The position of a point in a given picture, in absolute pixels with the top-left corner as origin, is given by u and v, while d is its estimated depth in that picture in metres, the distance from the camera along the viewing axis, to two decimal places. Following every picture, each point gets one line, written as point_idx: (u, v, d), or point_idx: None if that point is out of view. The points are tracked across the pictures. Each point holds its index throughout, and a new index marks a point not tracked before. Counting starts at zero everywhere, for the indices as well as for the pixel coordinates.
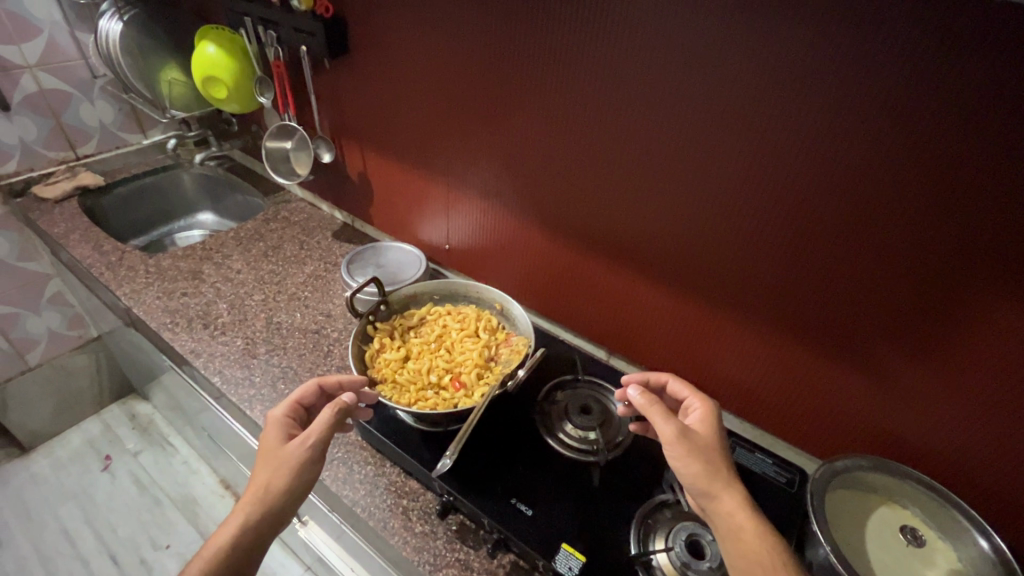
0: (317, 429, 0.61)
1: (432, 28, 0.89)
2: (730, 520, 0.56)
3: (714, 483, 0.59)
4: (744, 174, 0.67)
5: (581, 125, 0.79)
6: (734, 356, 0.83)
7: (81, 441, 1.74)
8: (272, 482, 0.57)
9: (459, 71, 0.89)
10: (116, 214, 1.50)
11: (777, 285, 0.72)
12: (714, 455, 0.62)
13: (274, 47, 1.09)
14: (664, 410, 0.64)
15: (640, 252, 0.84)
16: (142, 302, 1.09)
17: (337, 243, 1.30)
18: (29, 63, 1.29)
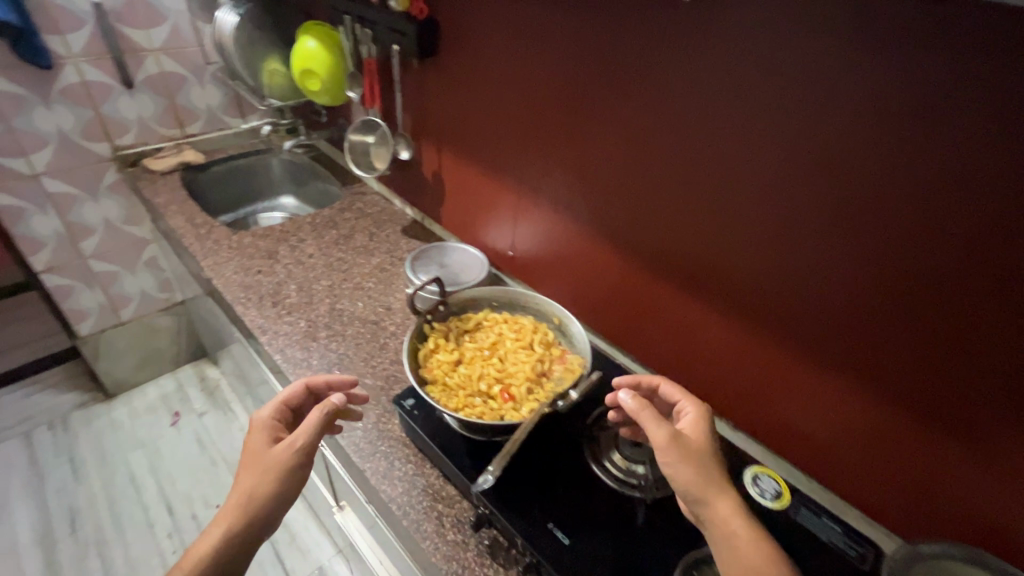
0: (302, 434, 0.70)
1: (521, 35, 0.88)
2: (724, 526, 0.57)
3: (708, 490, 0.58)
4: (814, 206, 0.63)
5: (660, 143, 0.76)
6: (793, 399, 0.77)
7: (155, 395, 1.88)
8: (256, 484, 0.66)
9: (543, 78, 0.88)
10: (209, 190, 1.61)
11: (841, 326, 0.66)
12: (707, 460, 0.62)
13: (368, 45, 1.13)
14: (657, 415, 0.63)
15: (702, 283, 0.80)
16: (222, 275, 1.16)
17: (405, 239, 1.33)
18: (154, 46, 1.42)
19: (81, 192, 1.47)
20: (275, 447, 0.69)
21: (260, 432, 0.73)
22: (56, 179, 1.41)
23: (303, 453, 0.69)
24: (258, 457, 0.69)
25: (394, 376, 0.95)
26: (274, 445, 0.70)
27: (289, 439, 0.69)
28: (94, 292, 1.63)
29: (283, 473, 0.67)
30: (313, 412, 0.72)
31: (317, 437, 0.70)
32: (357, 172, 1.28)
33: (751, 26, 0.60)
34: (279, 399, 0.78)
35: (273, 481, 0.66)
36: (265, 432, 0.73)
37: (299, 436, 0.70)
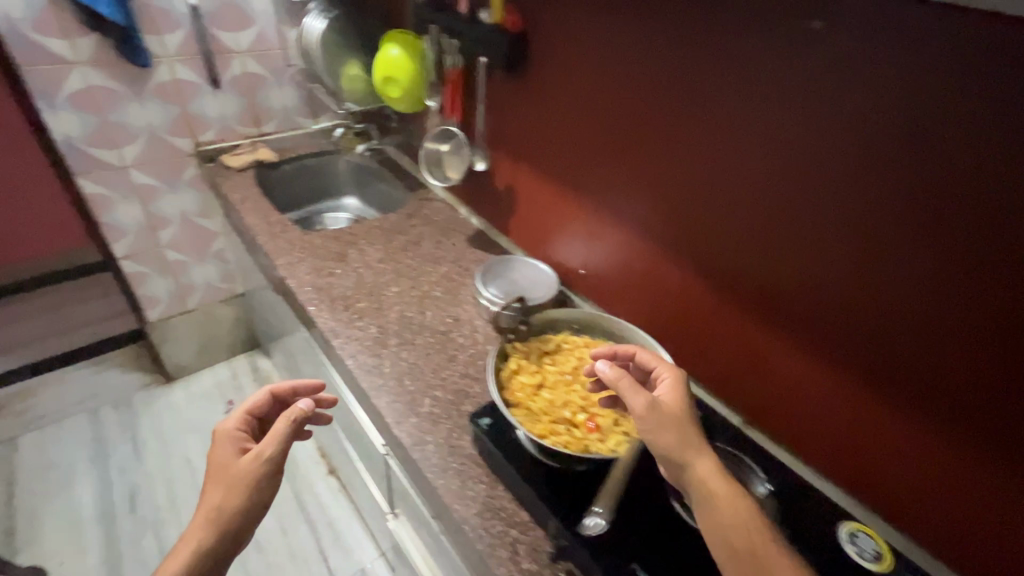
0: (267, 447, 0.83)
1: (619, 53, 0.87)
2: (702, 485, 0.59)
3: (686, 452, 0.60)
4: (861, 214, 0.64)
5: (723, 154, 0.77)
6: (823, 413, 0.76)
7: (212, 382, 1.94)
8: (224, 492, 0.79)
9: (638, 97, 0.86)
10: (280, 188, 1.66)
11: (877, 334, 0.66)
12: (684, 424, 0.63)
13: (454, 56, 1.14)
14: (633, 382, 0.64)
15: (741, 290, 0.81)
16: (295, 275, 1.18)
17: (471, 249, 1.32)
18: (240, 48, 1.47)
19: (163, 184, 1.53)
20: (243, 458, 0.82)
21: (228, 444, 0.86)
22: (142, 172, 1.47)
23: (270, 462, 0.82)
24: (228, 468, 0.82)
25: (464, 391, 0.95)
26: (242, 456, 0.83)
27: (256, 451, 0.82)
28: (164, 280, 1.70)
29: (251, 482, 0.80)
30: (276, 424, 0.84)
31: (280, 446, 0.83)
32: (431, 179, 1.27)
33: (868, 55, 0.59)
34: (244, 411, 0.91)
35: (244, 489, 0.79)
36: (233, 444, 0.86)
37: (264, 447, 0.83)
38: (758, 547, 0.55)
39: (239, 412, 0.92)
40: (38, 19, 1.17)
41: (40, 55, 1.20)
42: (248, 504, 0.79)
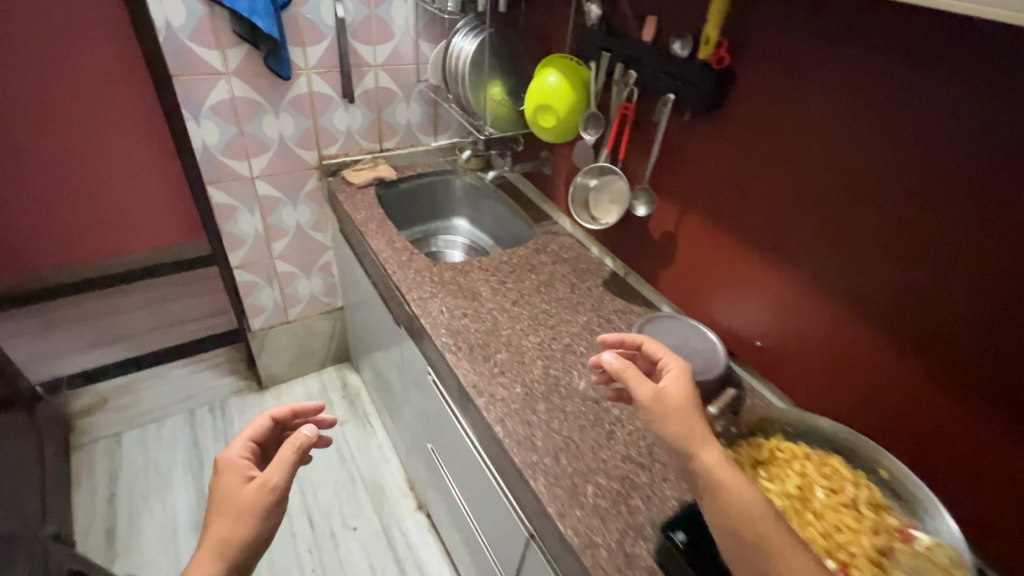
0: (273, 474, 0.79)
1: (860, 101, 0.73)
2: (712, 477, 0.59)
3: (693, 443, 0.61)
4: (926, 214, 0.69)
5: (976, 217, 0.65)
6: (966, 476, 0.72)
7: (302, 394, 1.91)
8: (233, 527, 0.74)
9: (878, 153, 0.73)
10: (396, 206, 1.60)
11: (925, 321, 0.72)
12: (690, 413, 0.65)
13: (629, 88, 1.01)
14: (640, 372, 0.67)
15: (880, 335, 0.78)
16: (428, 313, 1.09)
17: (610, 297, 1.20)
18: (377, 62, 1.41)
19: (284, 196, 1.49)
20: (249, 487, 0.78)
21: (229, 474, 0.80)
22: (268, 183, 1.44)
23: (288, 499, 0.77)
24: (231, 501, 0.77)
25: (631, 481, 0.82)
26: (245, 486, 0.78)
27: (262, 480, 0.78)
28: (272, 290, 1.67)
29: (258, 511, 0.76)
30: (283, 451, 0.80)
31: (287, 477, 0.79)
32: (578, 217, 1.16)
33: None
34: (247, 436, 0.86)
35: (249, 524, 0.75)
36: (236, 473, 0.81)
37: (270, 475, 0.79)
38: (776, 550, 0.55)
39: (242, 437, 0.87)
40: (197, 28, 1.14)
41: (194, 64, 1.18)
42: (252, 540, 0.75)
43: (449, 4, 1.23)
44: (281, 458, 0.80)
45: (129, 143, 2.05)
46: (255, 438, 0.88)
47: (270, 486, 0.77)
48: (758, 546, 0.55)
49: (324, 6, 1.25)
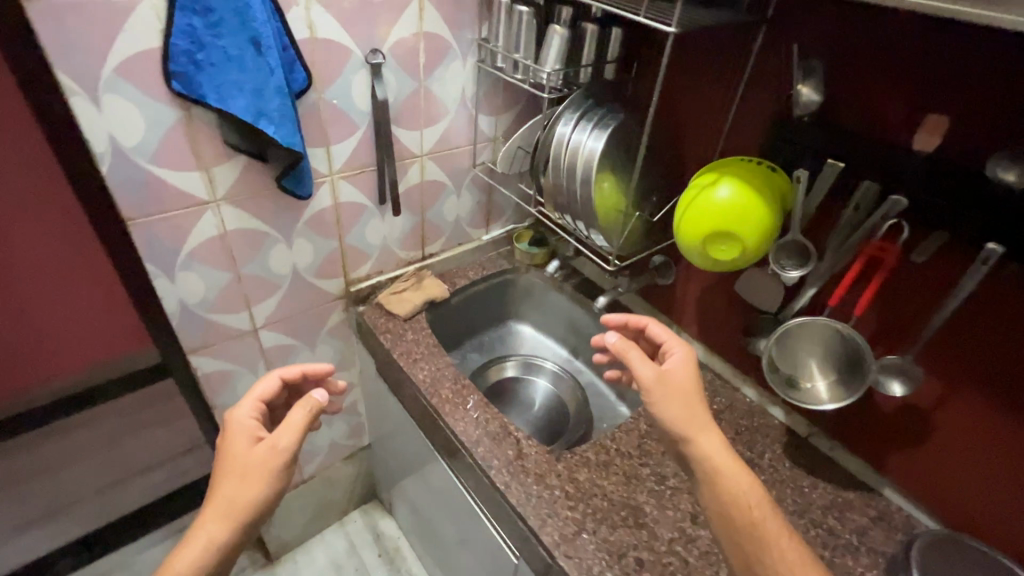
0: (287, 435, 0.68)
1: None
2: (709, 461, 0.72)
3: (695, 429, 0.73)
4: None
5: None
6: None
7: (325, 560, 1.46)
8: (238, 495, 0.63)
9: None
10: (446, 326, 1.20)
11: None
12: (688, 396, 0.77)
13: (878, 221, 0.66)
14: (642, 355, 0.79)
15: None
16: (585, 568, 0.71)
17: (808, 482, 0.86)
18: (423, 151, 0.99)
19: (299, 342, 1.06)
20: (258, 447, 0.67)
21: (237, 434, 0.69)
22: (276, 332, 1.00)
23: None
24: (237, 462, 0.66)
25: None
26: (254, 446, 0.68)
27: (271, 442, 0.67)
28: None
29: (271, 476, 0.66)
30: (297, 413, 0.71)
31: (301, 440, 0.70)
32: (785, 398, 0.78)
33: None
34: (258, 394, 0.73)
35: (261, 486, 0.65)
36: (243, 434, 0.69)
37: (282, 437, 0.68)
38: (758, 523, 0.67)
39: (249, 398, 0.74)
40: (164, 145, 0.70)
41: (162, 198, 0.73)
42: (266, 502, 0.65)
43: (544, 77, 0.85)
44: (295, 418, 0.70)
45: (44, 241, 1.53)
46: (263, 401, 0.76)
47: (283, 446, 0.68)
48: (750, 523, 0.67)
49: (357, 87, 0.83)
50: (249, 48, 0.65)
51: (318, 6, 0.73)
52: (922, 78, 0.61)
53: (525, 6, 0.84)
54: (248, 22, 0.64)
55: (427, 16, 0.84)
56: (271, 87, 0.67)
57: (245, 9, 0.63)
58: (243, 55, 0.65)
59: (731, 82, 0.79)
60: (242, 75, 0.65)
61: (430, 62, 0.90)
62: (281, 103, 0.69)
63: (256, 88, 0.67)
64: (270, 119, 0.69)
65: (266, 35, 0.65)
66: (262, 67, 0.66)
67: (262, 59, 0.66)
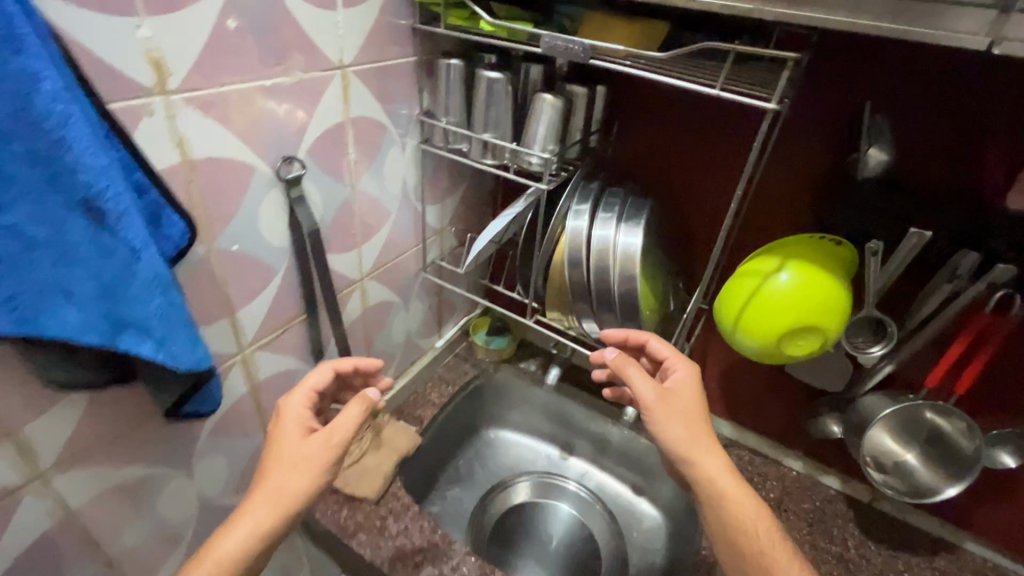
0: (343, 427, 0.53)
1: None
2: (713, 486, 0.59)
3: (695, 449, 0.60)
4: None
5: None
6: None
7: None
8: (288, 486, 0.50)
9: None
10: (417, 474, 0.91)
11: None
12: (693, 418, 0.62)
13: (981, 290, 0.57)
14: (642, 370, 0.62)
15: None
16: None
17: (901, 563, 0.77)
18: (362, 273, 0.71)
19: None
20: (310, 439, 0.53)
21: (295, 415, 0.55)
22: None
23: None
24: (287, 457, 0.52)
25: None
26: (307, 437, 0.53)
27: (326, 433, 0.52)
28: None
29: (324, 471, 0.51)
30: (353, 408, 0.54)
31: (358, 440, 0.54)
32: (902, 499, 0.69)
33: None
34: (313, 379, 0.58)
35: (314, 478, 0.51)
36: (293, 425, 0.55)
37: (337, 429, 0.53)
38: (766, 553, 0.56)
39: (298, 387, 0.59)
40: None
41: None
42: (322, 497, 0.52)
43: (534, 161, 0.63)
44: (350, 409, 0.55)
45: None
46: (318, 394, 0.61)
47: (340, 430, 0.53)
48: (760, 552, 0.56)
49: (265, 216, 0.52)
50: (76, 216, 0.33)
51: (188, 109, 0.42)
52: (1015, 131, 0.52)
53: (492, 70, 0.61)
54: (67, 172, 0.32)
55: (353, 95, 0.57)
56: (138, 277, 0.36)
57: (56, 148, 0.31)
58: (66, 233, 0.32)
59: (757, 143, 0.64)
60: (69, 272, 0.33)
61: (363, 156, 0.62)
62: (161, 299, 0.37)
63: (106, 287, 0.35)
64: (143, 332, 0.37)
65: (111, 188, 0.33)
66: (111, 247, 0.34)
67: (107, 231, 0.34)
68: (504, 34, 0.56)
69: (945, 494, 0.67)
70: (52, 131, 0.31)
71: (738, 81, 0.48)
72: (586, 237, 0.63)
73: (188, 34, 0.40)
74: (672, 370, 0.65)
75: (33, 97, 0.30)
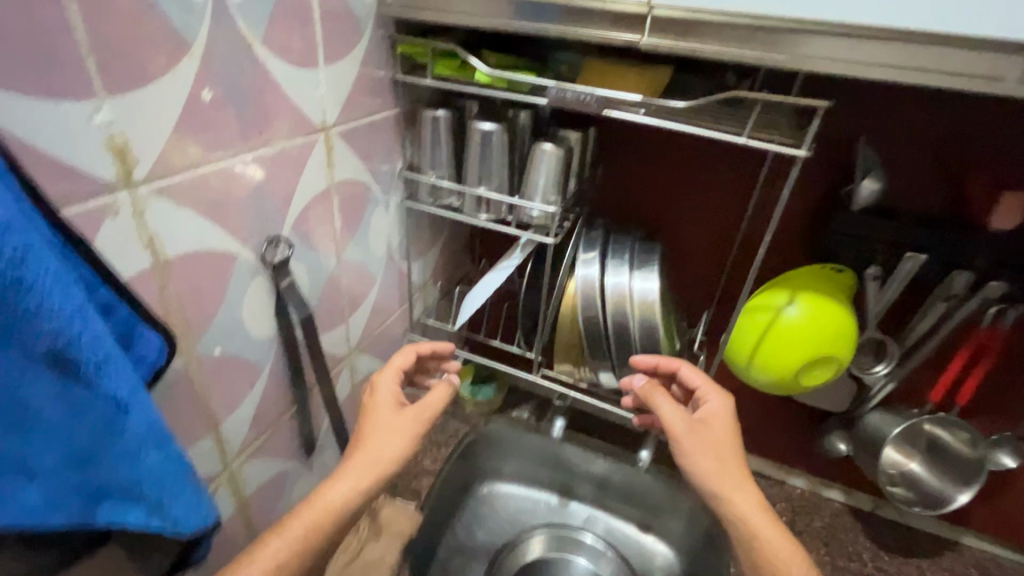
0: (433, 404, 0.52)
1: None
2: (744, 524, 0.51)
3: (724, 485, 0.52)
4: None
5: None
6: None
7: None
8: (383, 454, 0.48)
9: None
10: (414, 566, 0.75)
11: None
12: (726, 454, 0.54)
13: (975, 307, 0.59)
14: (671, 399, 0.56)
15: None
16: None
17: (916, 569, 0.76)
18: (351, 347, 0.63)
19: None
20: (402, 413, 0.51)
21: (380, 390, 0.53)
22: None
23: None
24: (379, 426, 0.50)
25: None
26: (396, 411, 0.52)
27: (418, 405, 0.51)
28: None
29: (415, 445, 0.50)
30: (442, 389, 0.53)
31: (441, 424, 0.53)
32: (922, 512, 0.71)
33: None
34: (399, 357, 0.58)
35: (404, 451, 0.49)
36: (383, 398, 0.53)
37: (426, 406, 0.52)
38: None
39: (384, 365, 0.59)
40: None
41: None
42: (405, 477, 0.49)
43: (534, 212, 0.59)
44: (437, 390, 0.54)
45: None
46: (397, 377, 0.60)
47: (432, 406, 0.52)
48: None
49: (250, 307, 0.45)
50: (39, 375, 0.24)
51: (159, 201, 0.34)
52: (991, 157, 0.55)
53: (485, 121, 0.57)
54: (25, 323, 0.23)
55: (338, 158, 0.51)
56: (122, 437, 0.27)
57: (9, 296, 0.22)
58: (24, 398, 0.24)
59: (748, 178, 0.64)
60: (24, 443, 0.25)
61: (347, 223, 0.55)
62: (150, 459, 0.28)
63: (76, 453, 0.26)
64: (123, 499, 0.28)
65: (86, 335, 0.25)
66: (85, 405, 0.26)
67: (81, 387, 0.25)
68: (501, 85, 0.52)
69: (958, 502, 0.69)
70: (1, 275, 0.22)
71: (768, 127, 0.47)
72: (599, 286, 0.60)
73: (155, 112, 0.32)
74: (706, 400, 0.58)
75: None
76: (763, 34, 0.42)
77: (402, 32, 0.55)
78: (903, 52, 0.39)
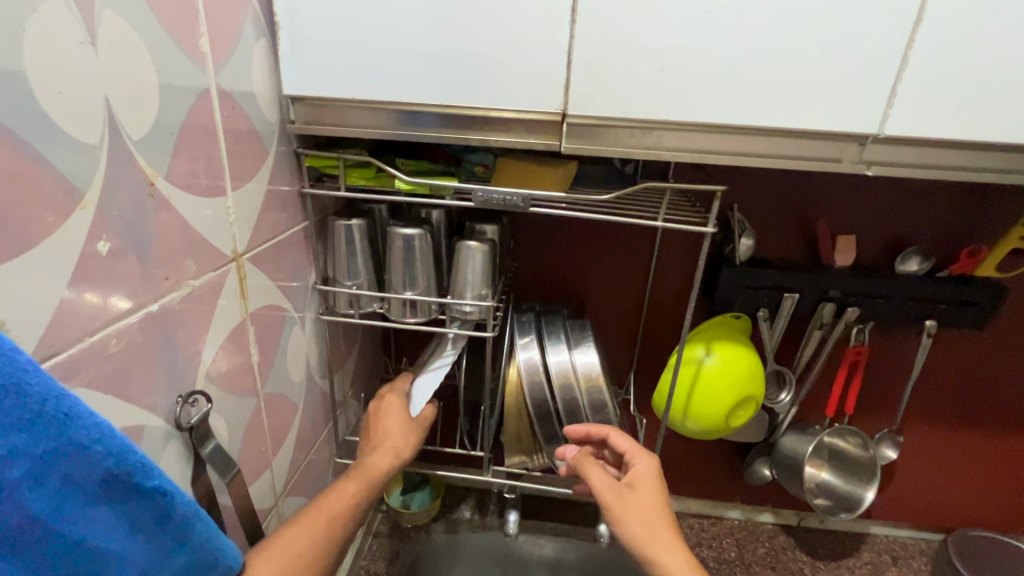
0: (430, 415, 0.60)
1: None
2: None
3: (653, 545, 0.47)
4: None
5: None
6: None
7: None
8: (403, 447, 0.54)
9: None
10: None
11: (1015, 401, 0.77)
12: (654, 518, 0.49)
13: (847, 330, 0.71)
14: (595, 465, 0.53)
15: None
16: None
17: (847, 571, 0.83)
18: (277, 493, 0.53)
19: None
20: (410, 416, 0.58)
21: (385, 413, 0.57)
22: None
23: None
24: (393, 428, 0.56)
25: None
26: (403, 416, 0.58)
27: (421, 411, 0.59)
28: None
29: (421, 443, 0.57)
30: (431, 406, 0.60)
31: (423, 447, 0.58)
32: (847, 517, 0.79)
33: None
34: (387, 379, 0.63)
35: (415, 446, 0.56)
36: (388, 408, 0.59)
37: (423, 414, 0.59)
38: None
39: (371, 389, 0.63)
40: None
41: None
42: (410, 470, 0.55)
43: (469, 309, 0.58)
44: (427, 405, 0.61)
45: None
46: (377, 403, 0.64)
47: (429, 420, 0.59)
48: None
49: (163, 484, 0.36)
50: (80, 503, 0.23)
51: None
52: (823, 213, 0.69)
53: (404, 225, 0.56)
54: (69, 454, 0.23)
55: (251, 285, 0.45)
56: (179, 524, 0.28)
57: (65, 433, 0.22)
58: (75, 535, 0.23)
59: (645, 248, 0.70)
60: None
61: (265, 353, 0.49)
62: (204, 530, 0.29)
63: (132, 565, 0.26)
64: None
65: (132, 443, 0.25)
66: (128, 510, 0.25)
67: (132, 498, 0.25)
68: (424, 190, 0.52)
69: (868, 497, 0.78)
70: (52, 412, 0.22)
71: (676, 210, 0.54)
72: (543, 369, 0.60)
73: (39, 274, 0.26)
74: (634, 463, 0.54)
75: (19, 381, 0.21)
76: (659, 134, 0.47)
77: (306, 145, 0.53)
78: (771, 143, 0.47)
